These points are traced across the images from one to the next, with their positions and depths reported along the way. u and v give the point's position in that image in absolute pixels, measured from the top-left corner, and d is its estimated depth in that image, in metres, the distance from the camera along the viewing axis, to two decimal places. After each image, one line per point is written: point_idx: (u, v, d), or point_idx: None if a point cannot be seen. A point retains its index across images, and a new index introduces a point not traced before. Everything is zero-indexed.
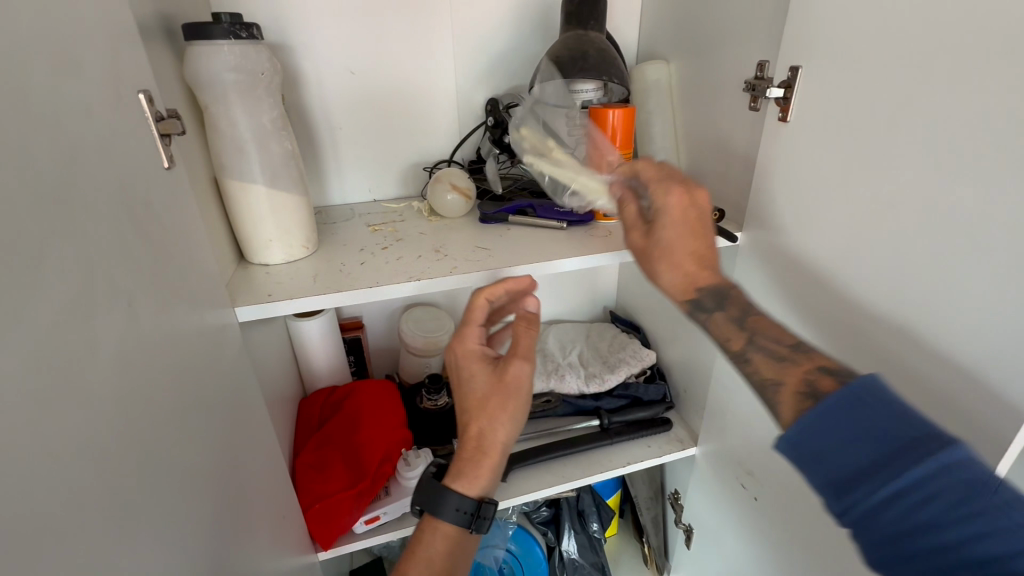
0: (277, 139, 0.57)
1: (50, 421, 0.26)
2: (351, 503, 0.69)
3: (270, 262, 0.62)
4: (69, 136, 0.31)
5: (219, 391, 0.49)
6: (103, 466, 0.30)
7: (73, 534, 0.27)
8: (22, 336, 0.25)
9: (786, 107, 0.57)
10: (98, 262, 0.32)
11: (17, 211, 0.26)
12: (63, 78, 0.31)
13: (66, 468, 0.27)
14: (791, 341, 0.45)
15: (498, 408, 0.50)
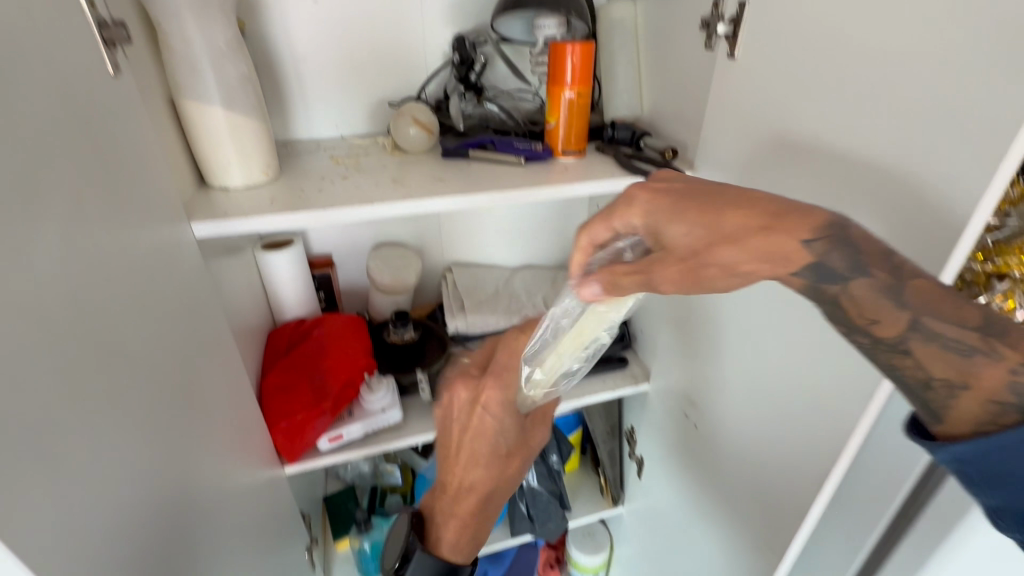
0: (232, 61, 0.58)
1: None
2: (315, 419, 0.74)
3: (230, 186, 0.64)
4: (6, 25, 0.33)
5: (176, 300, 0.52)
6: (53, 334, 0.33)
7: (24, 384, 0.30)
8: None
9: (734, 44, 0.59)
10: (41, 151, 0.34)
11: None
12: None
13: (15, 326, 0.30)
14: (973, 319, 0.34)
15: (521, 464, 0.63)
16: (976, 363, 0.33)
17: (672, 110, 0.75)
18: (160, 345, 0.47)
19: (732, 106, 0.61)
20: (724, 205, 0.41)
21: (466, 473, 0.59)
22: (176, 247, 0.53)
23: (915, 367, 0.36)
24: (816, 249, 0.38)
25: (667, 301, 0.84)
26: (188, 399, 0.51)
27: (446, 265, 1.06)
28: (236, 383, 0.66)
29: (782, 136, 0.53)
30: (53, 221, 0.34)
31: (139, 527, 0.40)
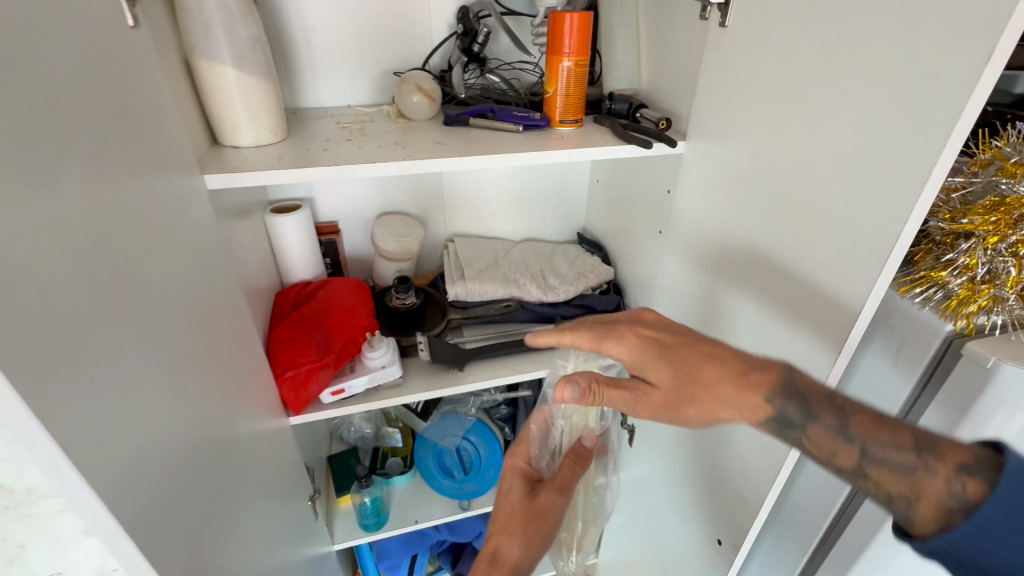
0: (243, 23, 0.61)
1: (27, 194, 0.33)
2: (318, 372, 0.78)
3: (240, 145, 0.67)
4: None
5: (189, 245, 0.55)
6: (77, 250, 0.37)
7: (53, 289, 0.34)
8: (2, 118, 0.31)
9: (725, 12, 0.61)
10: (65, 86, 0.38)
11: None
12: None
13: (44, 236, 0.34)
14: (910, 438, 0.42)
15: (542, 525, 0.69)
16: (920, 480, 0.41)
17: (669, 81, 0.77)
18: (174, 284, 0.51)
19: (723, 73, 0.62)
20: (705, 358, 0.50)
21: (490, 548, 0.68)
22: (189, 197, 0.57)
23: (882, 485, 0.43)
24: (772, 402, 0.47)
25: (659, 270, 0.86)
26: (199, 338, 0.55)
27: (447, 236, 1.09)
28: (244, 332, 0.70)
29: (767, 100, 0.55)
30: (76, 151, 0.38)
31: (155, 441, 0.44)
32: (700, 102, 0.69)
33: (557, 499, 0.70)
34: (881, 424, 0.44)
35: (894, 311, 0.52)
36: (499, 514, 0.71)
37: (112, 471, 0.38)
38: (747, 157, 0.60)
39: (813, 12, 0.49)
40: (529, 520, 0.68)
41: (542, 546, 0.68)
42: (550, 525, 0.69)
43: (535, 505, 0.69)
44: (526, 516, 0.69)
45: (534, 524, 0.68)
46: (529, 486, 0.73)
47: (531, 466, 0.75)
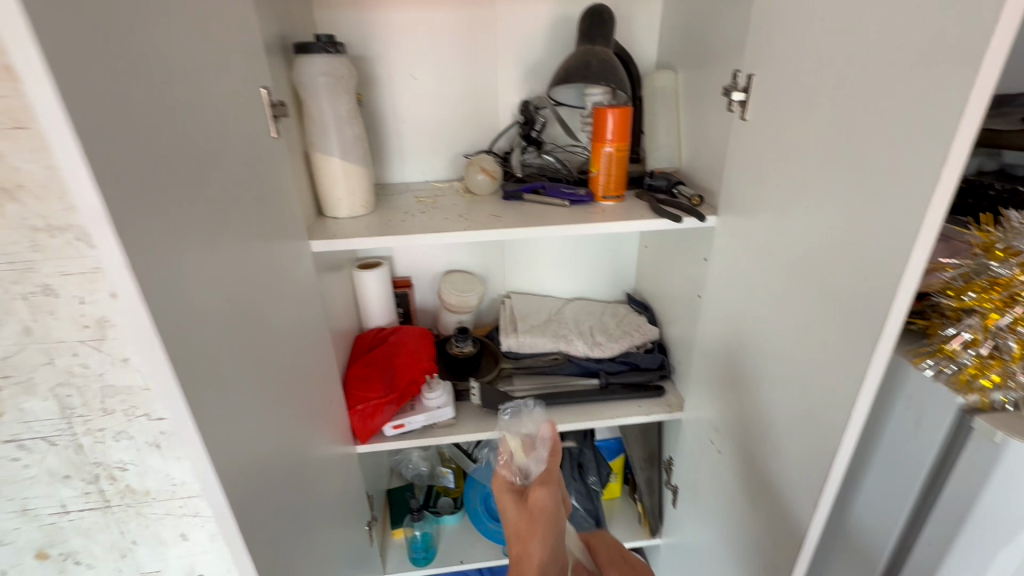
0: (350, 126, 0.79)
1: (208, 259, 0.48)
2: (383, 407, 0.90)
3: (339, 216, 0.84)
4: (225, 109, 0.54)
5: (294, 295, 0.71)
6: (229, 298, 0.52)
7: (217, 325, 0.49)
8: (202, 209, 0.48)
9: (746, 108, 0.70)
10: (234, 186, 0.54)
11: (202, 145, 0.48)
12: (225, 76, 0.54)
13: (214, 287, 0.49)
14: None
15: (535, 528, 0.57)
16: None
17: (704, 162, 0.85)
18: (281, 325, 0.65)
19: (749, 160, 0.70)
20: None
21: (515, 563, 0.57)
22: (299, 258, 0.73)
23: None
24: None
25: (698, 332, 0.91)
26: (294, 369, 0.69)
27: (505, 292, 1.21)
28: (327, 368, 0.84)
29: (784, 185, 0.62)
30: (233, 227, 0.53)
31: (258, 447, 0.56)
32: (730, 182, 0.76)
33: (546, 494, 0.59)
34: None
35: (907, 381, 0.55)
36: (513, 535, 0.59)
37: (232, 464, 0.50)
38: (771, 232, 0.66)
39: (812, 113, 0.57)
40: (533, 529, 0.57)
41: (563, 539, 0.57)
42: (558, 522, 0.58)
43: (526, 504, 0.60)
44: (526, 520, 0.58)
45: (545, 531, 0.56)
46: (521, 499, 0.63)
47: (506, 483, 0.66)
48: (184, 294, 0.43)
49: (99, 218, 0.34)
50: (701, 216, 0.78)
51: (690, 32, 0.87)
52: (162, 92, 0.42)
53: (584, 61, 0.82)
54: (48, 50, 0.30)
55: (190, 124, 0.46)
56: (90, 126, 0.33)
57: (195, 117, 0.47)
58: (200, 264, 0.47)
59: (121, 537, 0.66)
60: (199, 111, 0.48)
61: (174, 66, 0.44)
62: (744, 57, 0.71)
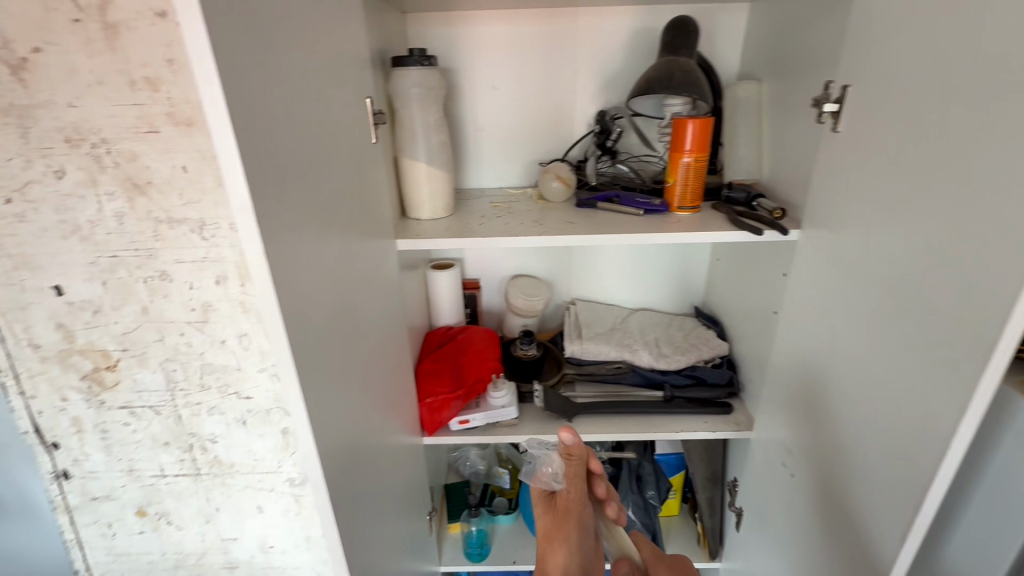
0: (436, 133, 0.84)
1: (318, 251, 0.53)
2: (450, 402, 0.93)
3: (421, 217, 0.89)
4: (337, 116, 0.59)
5: (380, 288, 0.76)
6: (332, 289, 0.57)
7: (321, 311, 0.54)
8: (315, 208, 0.53)
9: (838, 119, 0.68)
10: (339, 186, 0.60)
11: (318, 148, 0.54)
12: (338, 88, 0.60)
13: (320, 277, 0.54)
14: None
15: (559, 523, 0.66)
16: None
17: (788, 174, 0.83)
18: (369, 315, 0.70)
19: (840, 173, 0.68)
20: None
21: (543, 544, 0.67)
22: (386, 255, 0.79)
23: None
24: None
25: (773, 350, 0.88)
26: (376, 357, 0.74)
27: (570, 299, 1.22)
28: (402, 359, 0.89)
29: (879, 200, 0.60)
30: (337, 222, 0.59)
31: (346, 426, 0.61)
32: (816, 195, 0.74)
33: (574, 495, 0.67)
34: None
35: (1016, 413, 0.51)
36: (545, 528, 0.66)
37: (326, 439, 0.55)
38: (863, 249, 0.63)
39: (915, 124, 0.54)
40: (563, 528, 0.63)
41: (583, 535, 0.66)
42: (581, 519, 0.66)
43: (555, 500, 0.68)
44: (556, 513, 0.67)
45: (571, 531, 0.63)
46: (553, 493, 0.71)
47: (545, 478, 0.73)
48: (299, 280, 0.49)
49: (246, 209, 0.39)
50: (783, 230, 0.76)
51: (777, 42, 0.85)
52: (294, 100, 0.48)
53: (667, 71, 0.82)
54: (223, 65, 0.35)
55: (311, 128, 0.52)
56: (246, 128, 0.39)
57: (315, 124, 0.53)
58: (312, 253, 0.52)
59: (206, 504, 0.71)
60: (320, 120, 0.54)
61: (304, 76, 0.50)
62: (838, 67, 0.69)
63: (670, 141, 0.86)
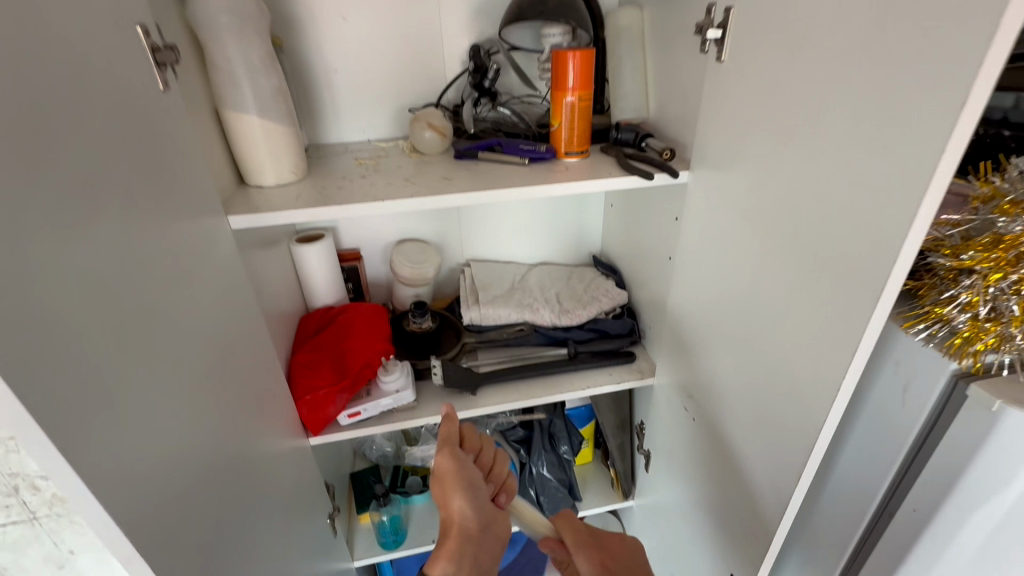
0: (265, 76, 0.66)
1: (70, 250, 0.37)
2: (335, 395, 0.81)
3: (264, 184, 0.72)
4: (79, 52, 0.41)
5: (212, 280, 0.60)
6: (111, 299, 0.41)
7: (91, 335, 0.39)
8: (51, 190, 0.36)
9: (722, 47, 0.62)
10: (103, 155, 0.43)
11: (40, 100, 0.36)
12: (74, 8, 0.41)
13: (82, 286, 0.38)
14: None
15: (443, 490, 0.65)
16: None
17: (675, 111, 0.78)
18: (197, 318, 0.55)
19: (727, 108, 0.63)
20: None
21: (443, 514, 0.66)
22: (215, 238, 0.62)
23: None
24: None
25: (671, 297, 0.86)
26: (218, 366, 0.59)
27: (464, 260, 1.13)
28: (265, 358, 0.74)
29: (770, 135, 0.56)
30: (108, 206, 0.42)
31: (174, 467, 0.48)
32: (706, 133, 0.69)
33: (448, 456, 0.65)
34: None
35: (896, 346, 0.51)
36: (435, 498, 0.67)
37: (135, 496, 0.42)
38: (753, 190, 0.60)
39: (804, 49, 0.49)
40: (447, 487, 0.64)
41: (474, 487, 0.65)
42: (466, 475, 0.65)
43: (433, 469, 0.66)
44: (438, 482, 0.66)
45: (455, 487, 0.64)
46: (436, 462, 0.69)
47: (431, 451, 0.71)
48: (29, 301, 0.33)
49: None
50: (674, 172, 0.71)
51: None
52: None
53: None
54: None
55: (17, 70, 0.34)
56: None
57: (24, 61, 0.35)
58: (56, 258, 0.36)
59: (55, 548, 0.54)
60: (36, 55, 0.36)
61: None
62: None
63: (552, 77, 0.76)
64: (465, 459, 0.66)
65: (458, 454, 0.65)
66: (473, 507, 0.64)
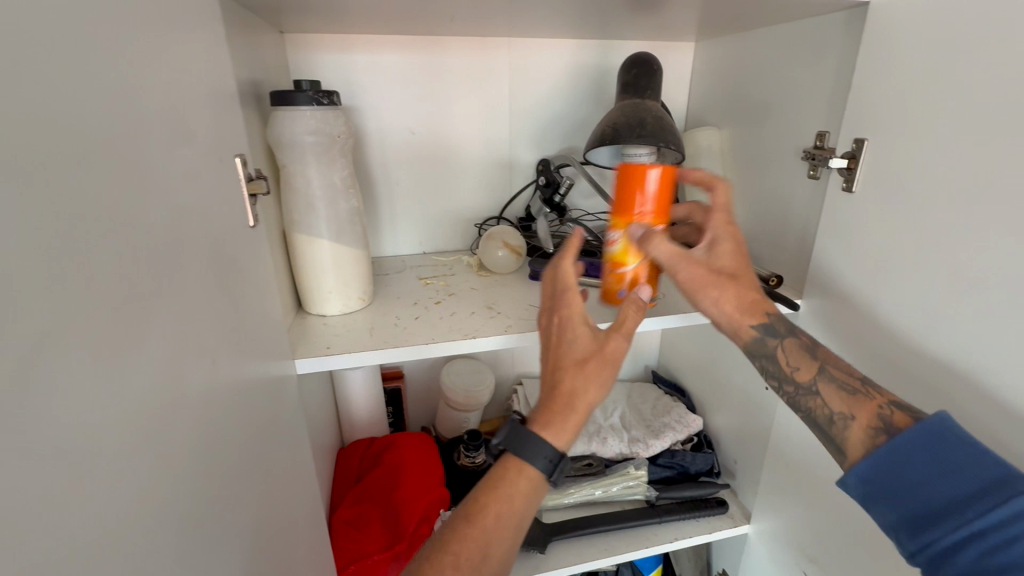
0: (345, 196, 0.59)
1: (146, 475, 0.26)
2: (387, 563, 0.66)
3: (327, 313, 0.63)
4: (185, 200, 0.32)
5: (273, 441, 0.48)
6: (180, 530, 0.29)
7: None
8: (132, 395, 0.26)
9: (850, 177, 0.58)
10: (193, 325, 0.33)
11: (142, 278, 0.27)
12: (186, 150, 0.33)
13: (149, 529, 0.26)
14: (858, 373, 0.49)
15: (598, 372, 0.44)
16: (839, 426, 0.46)
17: (769, 233, 0.73)
18: (257, 495, 0.42)
19: (855, 242, 0.58)
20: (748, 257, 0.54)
21: (552, 390, 0.44)
22: (281, 388, 0.51)
23: (818, 409, 0.49)
24: (775, 319, 0.53)
25: (771, 433, 0.75)
26: (274, 557, 0.45)
27: (515, 378, 1.02)
28: (317, 526, 0.60)
29: (933, 277, 0.49)
30: (191, 393, 0.32)
31: None
32: (825, 259, 0.63)
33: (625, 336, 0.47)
34: (837, 358, 0.51)
35: None
36: (552, 363, 0.46)
37: None
38: (907, 334, 0.52)
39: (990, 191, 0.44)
40: (589, 376, 0.44)
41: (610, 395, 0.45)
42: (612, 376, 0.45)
43: (610, 351, 0.45)
44: (599, 365, 0.44)
45: (601, 386, 0.44)
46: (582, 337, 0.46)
47: (569, 328, 0.47)
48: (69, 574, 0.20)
49: None
50: (791, 303, 0.64)
51: (740, 88, 0.77)
52: (33, 166, 0.20)
53: (636, 116, 0.67)
54: None
55: (104, 219, 0.25)
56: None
57: (134, 226, 0.27)
58: (130, 500, 0.25)
59: None
60: (149, 221, 0.28)
61: (79, 107, 0.23)
62: (838, 118, 0.60)
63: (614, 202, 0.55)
64: (613, 366, 0.45)
65: (609, 386, 0.45)
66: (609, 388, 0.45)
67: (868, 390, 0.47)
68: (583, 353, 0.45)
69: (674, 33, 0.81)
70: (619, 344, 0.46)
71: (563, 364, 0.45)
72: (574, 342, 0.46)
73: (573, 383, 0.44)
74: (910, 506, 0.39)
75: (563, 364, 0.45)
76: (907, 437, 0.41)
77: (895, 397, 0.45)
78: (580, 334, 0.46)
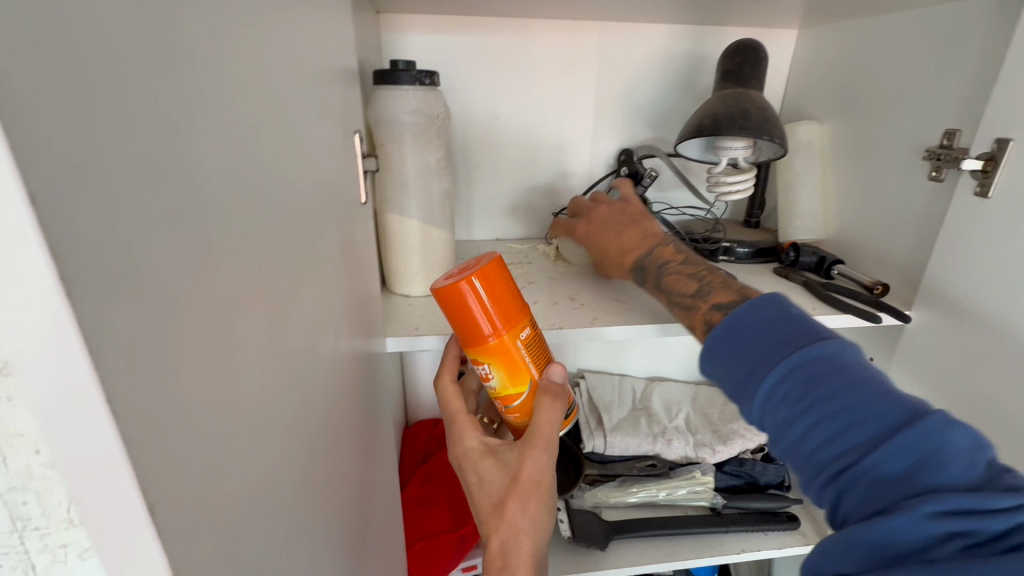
0: (437, 178, 0.59)
1: (292, 443, 0.27)
2: (454, 545, 0.66)
3: (411, 293, 0.64)
4: (321, 174, 0.33)
5: (367, 416, 0.49)
6: (310, 499, 0.30)
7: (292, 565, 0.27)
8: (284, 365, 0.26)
9: (986, 181, 0.52)
10: (322, 299, 0.33)
11: (294, 251, 0.28)
12: (322, 125, 0.33)
13: (292, 497, 0.26)
14: (692, 289, 0.50)
15: (518, 510, 0.41)
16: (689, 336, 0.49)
17: (874, 238, 0.68)
18: (357, 468, 0.43)
19: (985, 254, 0.53)
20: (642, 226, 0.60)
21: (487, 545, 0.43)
22: (374, 365, 0.52)
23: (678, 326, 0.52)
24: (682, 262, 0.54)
25: None
26: (366, 529, 0.46)
27: (577, 371, 1.01)
28: (394, 501, 0.61)
29: None
30: (319, 365, 0.32)
31: None
32: (945, 271, 0.58)
33: (534, 451, 0.42)
34: (688, 278, 0.52)
35: None
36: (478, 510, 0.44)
37: None
38: None
39: None
40: (507, 520, 0.41)
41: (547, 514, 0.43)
42: (541, 498, 0.42)
43: (519, 483, 0.41)
44: (514, 499, 0.41)
45: (527, 520, 0.42)
46: (491, 474, 0.43)
47: (476, 469, 0.44)
48: (247, 540, 0.21)
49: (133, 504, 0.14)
50: (900, 315, 0.60)
51: (850, 81, 0.71)
52: (233, 135, 0.21)
53: (739, 107, 0.63)
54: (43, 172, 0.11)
55: (273, 190, 0.25)
56: (51, 223, 0.11)
57: (290, 197, 0.27)
58: (283, 467, 0.25)
59: None
60: (300, 194, 0.28)
61: (259, 76, 0.23)
62: (975, 116, 0.54)
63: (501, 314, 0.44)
64: (535, 494, 0.42)
65: (538, 511, 0.42)
66: (540, 514, 0.42)
67: (697, 303, 0.48)
68: (496, 498, 0.42)
69: (778, 19, 0.76)
70: (529, 462, 0.42)
71: (486, 512, 0.43)
72: (489, 476, 0.43)
73: (500, 534, 0.42)
74: (733, 375, 0.39)
75: (484, 513, 0.43)
76: (747, 310, 0.41)
77: (717, 300, 0.47)
78: (489, 474, 0.43)
